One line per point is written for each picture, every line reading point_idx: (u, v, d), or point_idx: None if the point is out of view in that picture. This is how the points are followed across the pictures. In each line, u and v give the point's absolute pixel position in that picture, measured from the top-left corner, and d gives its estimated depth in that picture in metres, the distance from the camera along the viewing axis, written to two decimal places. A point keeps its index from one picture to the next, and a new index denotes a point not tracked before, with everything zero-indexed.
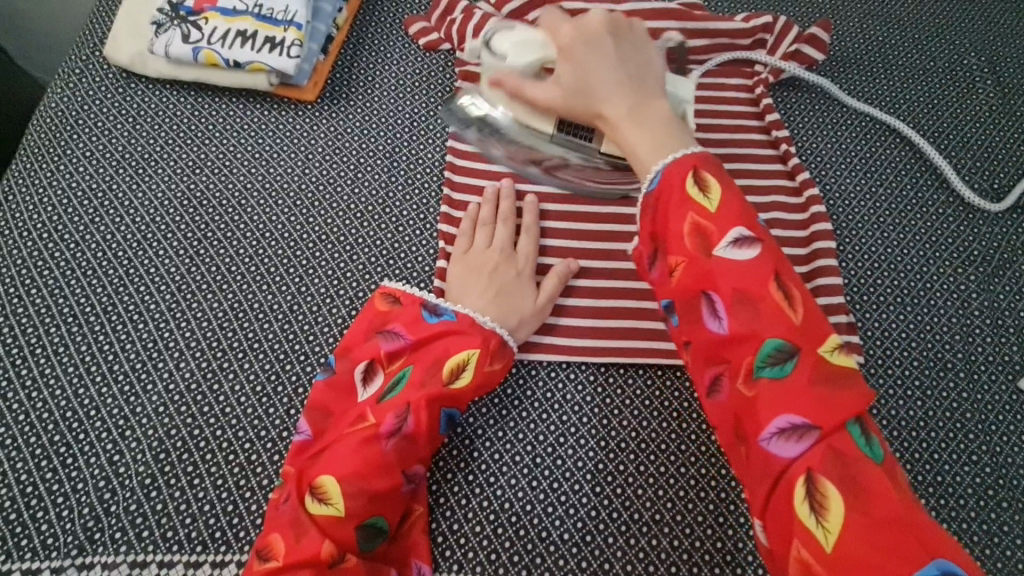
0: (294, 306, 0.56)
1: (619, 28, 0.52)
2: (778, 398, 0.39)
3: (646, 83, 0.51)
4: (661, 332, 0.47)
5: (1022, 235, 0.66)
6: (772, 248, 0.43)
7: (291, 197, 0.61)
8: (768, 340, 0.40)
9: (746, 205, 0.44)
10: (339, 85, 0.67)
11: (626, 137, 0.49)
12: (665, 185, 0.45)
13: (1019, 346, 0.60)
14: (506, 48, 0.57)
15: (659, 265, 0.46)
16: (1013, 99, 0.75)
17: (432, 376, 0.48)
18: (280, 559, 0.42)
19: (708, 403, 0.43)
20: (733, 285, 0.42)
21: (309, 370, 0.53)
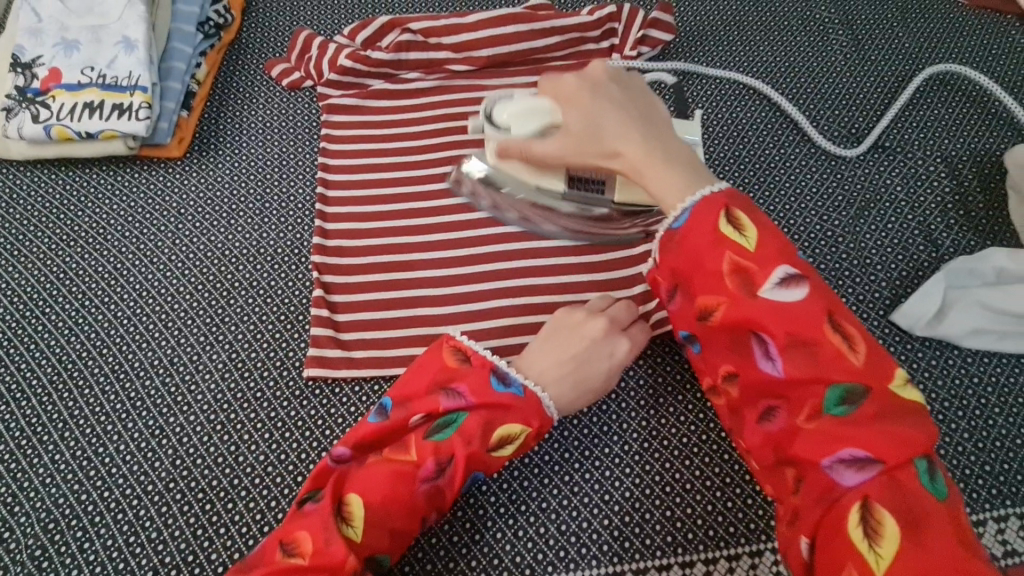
0: (174, 358, 0.57)
1: (622, 78, 0.52)
2: (835, 436, 0.38)
3: (661, 127, 0.49)
4: (705, 361, 0.46)
5: (883, 174, 0.68)
6: (823, 289, 0.41)
7: (167, 253, 0.62)
8: (832, 381, 0.39)
9: (787, 244, 0.42)
10: (204, 138, 0.69)
11: (658, 179, 0.46)
12: (692, 228, 0.43)
13: (888, 282, 0.62)
14: (505, 119, 0.53)
15: (687, 303, 0.45)
16: (867, 44, 0.78)
17: (482, 437, 0.46)
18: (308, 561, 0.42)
19: (763, 432, 0.43)
20: (787, 328, 0.40)
21: (192, 419, 0.54)
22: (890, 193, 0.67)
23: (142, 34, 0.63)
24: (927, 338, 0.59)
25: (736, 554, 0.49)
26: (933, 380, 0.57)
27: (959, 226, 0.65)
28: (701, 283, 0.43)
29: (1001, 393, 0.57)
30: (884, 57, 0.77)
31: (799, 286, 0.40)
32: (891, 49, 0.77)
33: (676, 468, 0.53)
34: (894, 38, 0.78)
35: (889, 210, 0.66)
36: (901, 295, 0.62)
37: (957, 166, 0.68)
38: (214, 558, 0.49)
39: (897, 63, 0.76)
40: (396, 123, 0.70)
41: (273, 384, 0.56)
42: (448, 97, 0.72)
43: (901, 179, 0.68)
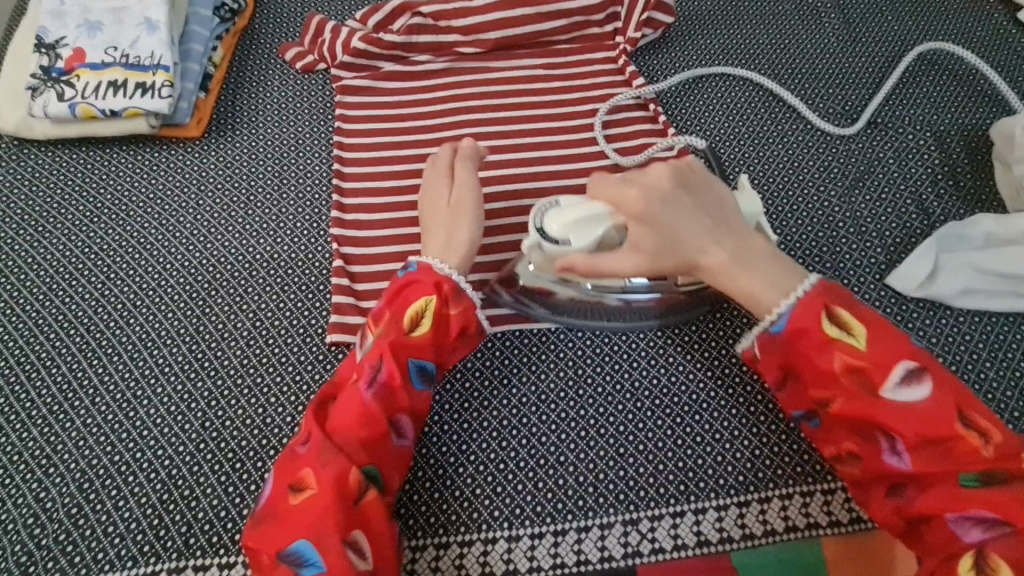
0: (199, 326, 0.59)
1: (682, 175, 0.51)
2: (959, 502, 0.42)
3: (733, 224, 0.50)
4: (818, 435, 0.50)
5: (876, 148, 0.72)
6: (946, 379, 0.44)
7: (190, 228, 0.64)
8: (959, 472, 0.43)
9: (898, 334, 0.45)
10: (221, 118, 0.71)
11: (742, 286, 0.49)
12: (799, 328, 0.47)
13: (883, 248, 0.65)
14: (560, 230, 0.50)
15: (802, 391, 0.49)
16: (858, 26, 0.81)
17: (401, 325, 0.50)
18: (314, 488, 0.45)
19: (885, 504, 0.46)
20: (915, 429, 0.43)
21: (220, 384, 0.56)
22: (883, 165, 0.70)
23: (163, 16, 0.65)
24: (921, 299, 0.62)
25: (746, 500, 0.52)
26: (928, 338, 0.60)
27: (948, 195, 0.68)
28: (813, 378, 0.47)
29: (990, 349, 0.60)
30: (874, 39, 0.80)
31: (922, 384, 0.44)
32: (881, 31, 0.81)
33: (686, 422, 0.55)
34: (883, 20, 0.81)
35: (882, 181, 0.69)
36: (896, 260, 0.65)
37: (946, 139, 0.72)
38: (245, 512, 0.51)
39: (887, 44, 0.79)
40: (407, 103, 0.72)
41: (297, 349, 0.58)
42: (458, 79, 0.74)
43: (893, 152, 0.71)
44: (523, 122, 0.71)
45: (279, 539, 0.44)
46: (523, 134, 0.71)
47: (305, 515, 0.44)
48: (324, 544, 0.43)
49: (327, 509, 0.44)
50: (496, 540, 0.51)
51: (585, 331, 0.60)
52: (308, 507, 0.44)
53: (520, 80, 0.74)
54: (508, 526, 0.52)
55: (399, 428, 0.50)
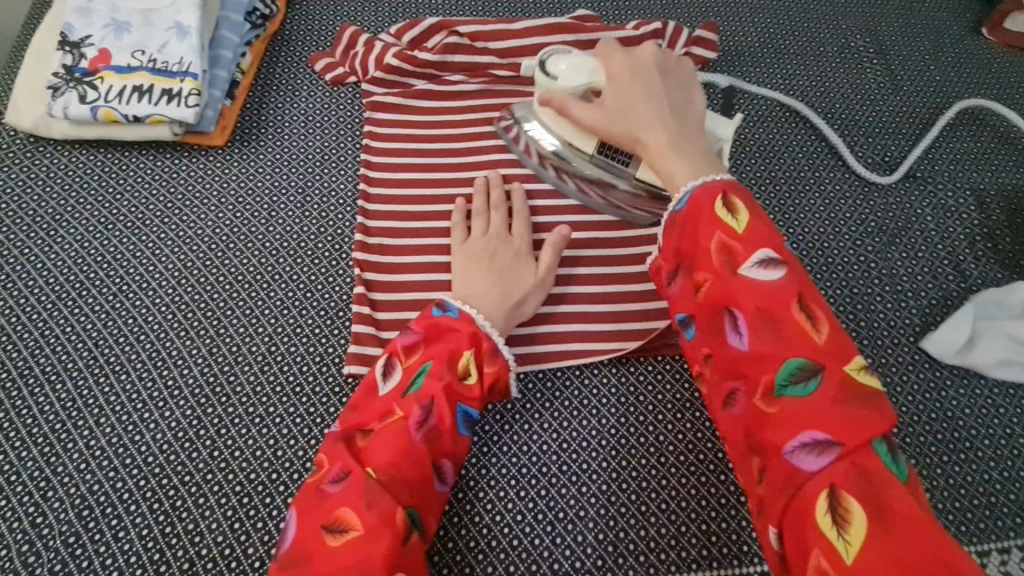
0: (213, 348, 0.57)
1: (666, 65, 0.57)
2: (795, 414, 0.40)
3: (687, 118, 0.55)
4: (690, 345, 0.48)
5: (915, 203, 0.70)
6: (798, 273, 0.45)
7: (208, 242, 0.62)
8: (788, 358, 0.42)
9: (775, 235, 0.46)
10: (246, 128, 0.69)
11: (664, 163, 0.52)
12: (695, 207, 0.48)
13: (918, 309, 0.64)
14: (560, 68, 0.60)
15: (689, 284, 0.48)
16: (900, 75, 0.80)
17: (450, 367, 0.50)
18: (359, 529, 0.42)
19: (732, 413, 0.44)
20: (756, 304, 0.43)
21: (231, 411, 0.54)
22: (921, 222, 0.69)
23: (195, 20, 0.62)
24: (956, 367, 0.60)
25: (771, 570, 0.50)
26: (961, 408, 0.59)
27: (986, 258, 0.66)
28: (694, 261, 0.47)
29: None
30: (916, 89, 0.79)
31: (776, 268, 0.44)
32: (922, 81, 0.79)
33: (712, 482, 0.54)
34: (925, 70, 0.80)
35: (919, 239, 0.68)
36: (931, 323, 0.63)
37: (985, 199, 0.70)
38: (250, 553, 0.48)
39: (928, 95, 0.78)
40: (438, 124, 0.70)
41: (313, 379, 0.56)
42: (491, 102, 0.72)
43: (932, 209, 0.70)
44: None
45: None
46: None
47: (348, 558, 0.41)
48: None
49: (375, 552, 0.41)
50: None
51: (611, 378, 0.58)
52: (353, 550, 0.41)
53: None
54: None
55: (442, 472, 0.48)
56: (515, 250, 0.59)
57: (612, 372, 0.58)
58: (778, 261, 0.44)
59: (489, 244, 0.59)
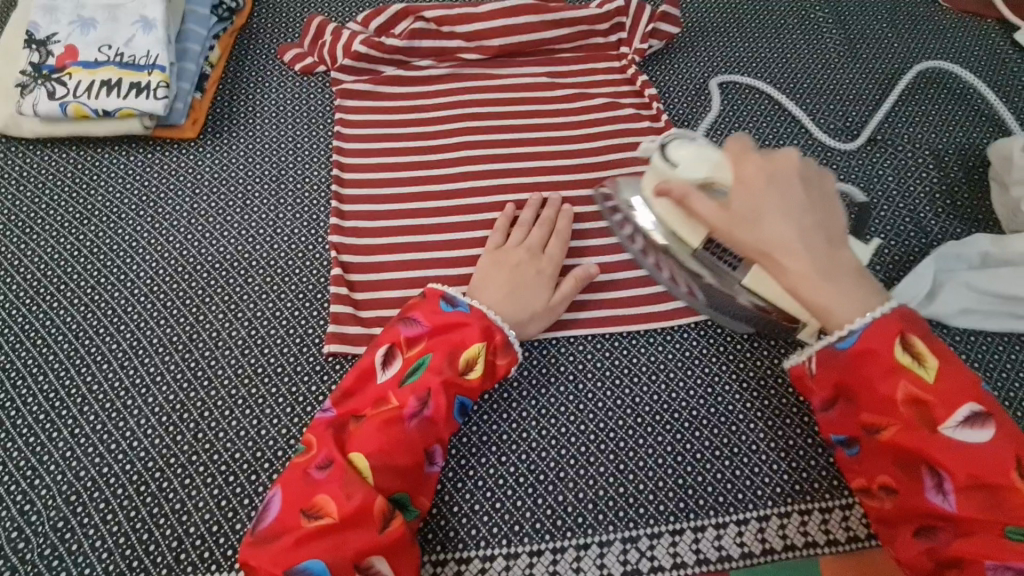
0: (193, 334, 0.57)
1: (807, 173, 0.50)
2: (999, 553, 0.41)
3: (832, 236, 0.49)
4: (854, 464, 0.50)
5: (876, 165, 0.72)
6: (1010, 431, 0.43)
7: (184, 233, 0.63)
8: (1007, 517, 0.42)
9: (973, 383, 0.45)
10: (217, 120, 0.69)
11: (815, 294, 0.48)
12: (867, 349, 0.47)
13: (882, 266, 0.66)
14: (680, 155, 0.51)
15: (850, 415, 0.49)
16: (858, 43, 0.82)
17: (449, 362, 0.51)
18: (337, 516, 0.44)
19: (915, 545, 0.46)
20: (963, 464, 0.43)
21: (213, 394, 0.55)
22: (882, 183, 0.71)
23: (160, 14, 0.63)
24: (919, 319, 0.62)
25: (745, 518, 0.52)
26: None
27: (946, 215, 0.69)
28: (870, 403, 0.47)
29: (986, 371, 0.60)
30: (874, 56, 0.81)
31: (984, 429, 0.43)
32: (881, 48, 0.81)
33: (688, 439, 0.55)
34: (882, 37, 0.82)
35: (881, 199, 0.70)
36: (894, 279, 0.65)
37: (943, 158, 0.72)
38: (238, 528, 0.49)
39: (887, 61, 0.80)
40: (409, 109, 0.71)
41: (294, 360, 0.57)
42: (460, 85, 0.73)
43: (892, 170, 0.72)
44: (525, 131, 0.71)
45: (289, 559, 0.43)
46: (525, 143, 0.70)
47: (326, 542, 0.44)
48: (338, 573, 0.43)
49: (353, 538, 0.44)
50: (493, 558, 0.51)
51: (587, 346, 0.60)
52: (334, 534, 0.44)
53: (523, 88, 0.73)
54: (506, 544, 0.51)
55: (432, 456, 0.50)
56: (535, 264, 0.58)
57: (587, 340, 0.60)
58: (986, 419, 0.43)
59: (517, 256, 0.59)
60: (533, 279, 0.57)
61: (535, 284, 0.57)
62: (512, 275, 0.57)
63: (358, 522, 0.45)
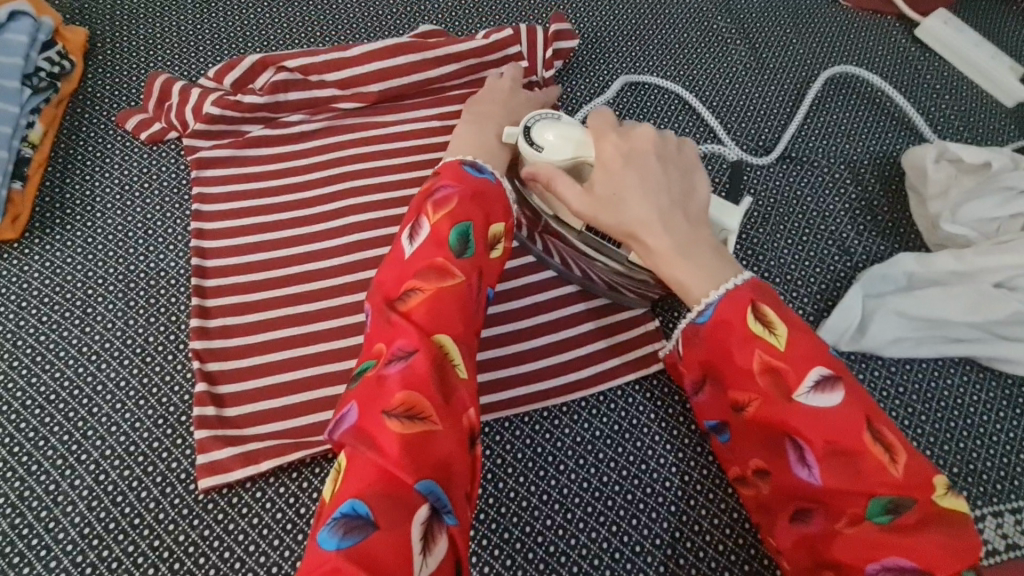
0: (24, 490, 0.47)
1: (665, 148, 0.49)
2: (874, 544, 0.38)
3: (690, 211, 0.47)
4: (732, 451, 0.46)
5: (793, 184, 0.68)
6: (856, 389, 0.41)
7: (7, 361, 0.52)
8: (869, 488, 0.39)
9: (823, 346, 0.41)
10: (46, 212, 0.59)
11: (670, 272, 0.45)
12: (722, 321, 0.43)
13: (810, 296, 0.62)
14: (548, 137, 0.49)
15: (719, 395, 0.45)
16: (764, 51, 0.78)
17: (486, 234, 0.47)
18: (437, 417, 0.37)
19: (791, 530, 0.43)
20: (821, 434, 0.40)
21: (52, 565, 0.45)
22: (802, 203, 0.67)
23: None
24: (852, 352, 0.59)
25: None
26: None
27: (867, 231, 0.66)
28: (730, 376, 0.43)
29: (925, 401, 0.57)
30: (781, 64, 0.77)
31: (835, 391, 0.40)
32: (787, 55, 0.78)
33: (625, 529, 0.51)
34: (788, 44, 0.79)
35: (803, 221, 0.66)
36: (824, 310, 0.61)
37: (860, 170, 0.69)
38: None
39: (795, 69, 0.77)
40: (280, 174, 0.62)
41: (154, 506, 0.47)
42: (338, 139, 0.64)
43: (811, 188, 0.68)
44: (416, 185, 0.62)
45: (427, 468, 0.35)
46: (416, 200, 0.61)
47: (437, 446, 0.36)
48: (451, 486, 0.36)
49: (455, 444, 0.37)
50: None
51: (503, 434, 0.54)
52: (433, 442, 0.36)
53: (412, 135, 0.65)
54: None
55: None
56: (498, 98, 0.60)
57: (503, 427, 0.54)
58: (835, 381, 0.40)
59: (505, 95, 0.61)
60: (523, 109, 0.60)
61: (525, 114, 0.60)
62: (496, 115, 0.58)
63: (454, 423, 0.38)
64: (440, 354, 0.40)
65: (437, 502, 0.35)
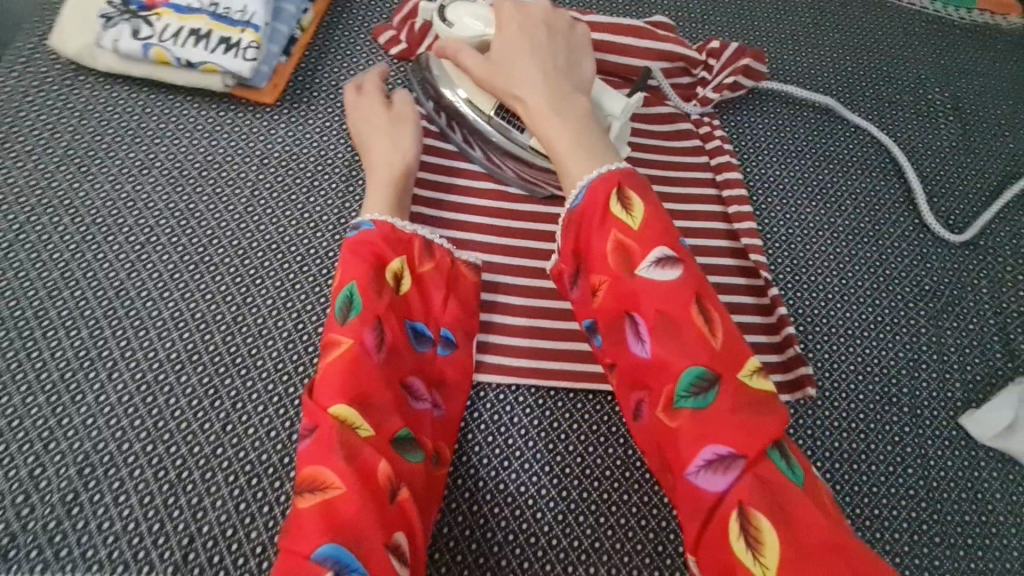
0: (238, 315, 0.54)
1: (556, 21, 0.57)
2: (697, 427, 0.42)
3: (573, 78, 0.54)
4: (593, 350, 0.50)
5: (971, 271, 0.68)
6: (694, 272, 0.45)
7: (244, 203, 0.59)
8: (687, 365, 0.43)
9: (668, 225, 0.46)
10: (298, 88, 0.65)
11: (543, 123, 0.52)
12: (590, 204, 0.47)
13: (962, 382, 0.61)
14: (454, 18, 0.58)
15: (584, 288, 0.48)
16: (974, 133, 0.76)
17: (382, 289, 0.51)
18: (330, 488, 0.41)
19: (640, 428, 0.46)
20: (656, 309, 0.44)
21: (249, 385, 0.51)
22: (976, 292, 0.66)
23: None
24: (993, 449, 0.58)
25: None
26: (994, 492, 0.57)
27: None
28: (591, 264, 0.47)
29: None
30: (990, 152, 0.75)
31: (671, 268, 0.44)
32: (998, 145, 0.76)
33: None
34: (1002, 134, 0.77)
35: (973, 309, 0.65)
36: (974, 399, 0.61)
37: None
38: (253, 537, 0.46)
39: (1000, 161, 0.75)
40: None
41: None
42: None
43: (988, 280, 0.67)
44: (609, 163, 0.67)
45: (321, 534, 0.39)
46: None
47: (330, 516, 0.40)
48: (357, 544, 0.39)
49: (360, 509, 0.41)
50: None
51: None
52: (336, 507, 0.41)
53: None
54: None
55: (414, 391, 0.50)
56: (371, 113, 0.62)
57: None
58: (672, 258, 0.44)
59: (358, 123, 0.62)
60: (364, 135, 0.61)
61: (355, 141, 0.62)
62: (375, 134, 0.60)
63: (355, 487, 0.42)
64: (341, 424, 0.44)
65: (339, 564, 0.38)
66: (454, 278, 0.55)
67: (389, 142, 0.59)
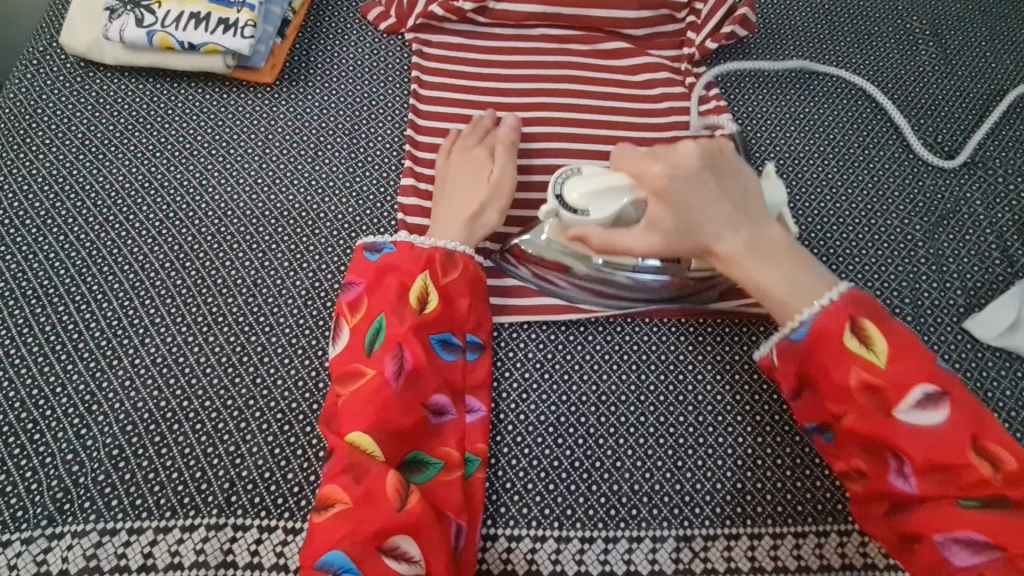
0: (257, 279, 0.56)
1: (711, 153, 0.50)
2: (962, 525, 0.42)
3: (752, 209, 0.50)
4: (824, 450, 0.49)
5: (964, 186, 0.69)
6: (963, 401, 0.44)
7: (254, 177, 0.61)
8: (962, 491, 0.43)
9: (923, 355, 0.45)
10: (295, 66, 0.68)
11: (757, 278, 0.48)
12: (821, 332, 0.46)
13: (963, 289, 0.63)
14: (580, 202, 0.50)
15: (816, 403, 0.48)
16: (956, 56, 0.77)
17: (404, 309, 0.50)
18: (342, 504, 0.44)
19: (883, 521, 0.46)
20: (922, 450, 0.43)
21: (273, 340, 0.53)
22: (970, 205, 0.68)
23: None
24: (997, 350, 0.59)
25: (804, 531, 0.50)
26: (1002, 389, 0.58)
27: None
28: (830, 394, 0.46)
29: None
30: (976, 71, 0.76)
31: (937, 406, 0.43)
32: (982, 64, 0.77)
33: (750, 443, 0.53)
34: (986, 54, 0.77)
35: (968, 221, 0.67)
36: (975, 304, 0.62)
37: None
38: (290, 477, 0.48)
39: (988, 79, 0.76)
40: (491, 80, 0.68)
41: None
42: (539, 57, 0.70)
43: (982, 192, 0.68)
44: (598, 112, 0.67)
45: (328, 539, 0.43)
46: (615, 113, 0.68)
47: (335, 529, 0.43)
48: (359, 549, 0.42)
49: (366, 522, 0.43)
50: (544, 539, 0.49)
51: (653, 336, 0.57)
52: (340, 522, 0.43)
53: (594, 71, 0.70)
54: (557, 527, 0.50)
55: (436, 406, 0.50)
56: (471, 156, 0.59)
57: (652, 331, 0.57)
58: (937, 399, 0.43)
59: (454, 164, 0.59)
60: (467, 179, 0.57)
61: (453, 181, 0.58)
62: (466, 175, 0.58)
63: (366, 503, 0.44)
64: (357, 452, 0.45)
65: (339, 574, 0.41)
66: (477, 283, 0.54)
67: (479, 183, 0.57)
